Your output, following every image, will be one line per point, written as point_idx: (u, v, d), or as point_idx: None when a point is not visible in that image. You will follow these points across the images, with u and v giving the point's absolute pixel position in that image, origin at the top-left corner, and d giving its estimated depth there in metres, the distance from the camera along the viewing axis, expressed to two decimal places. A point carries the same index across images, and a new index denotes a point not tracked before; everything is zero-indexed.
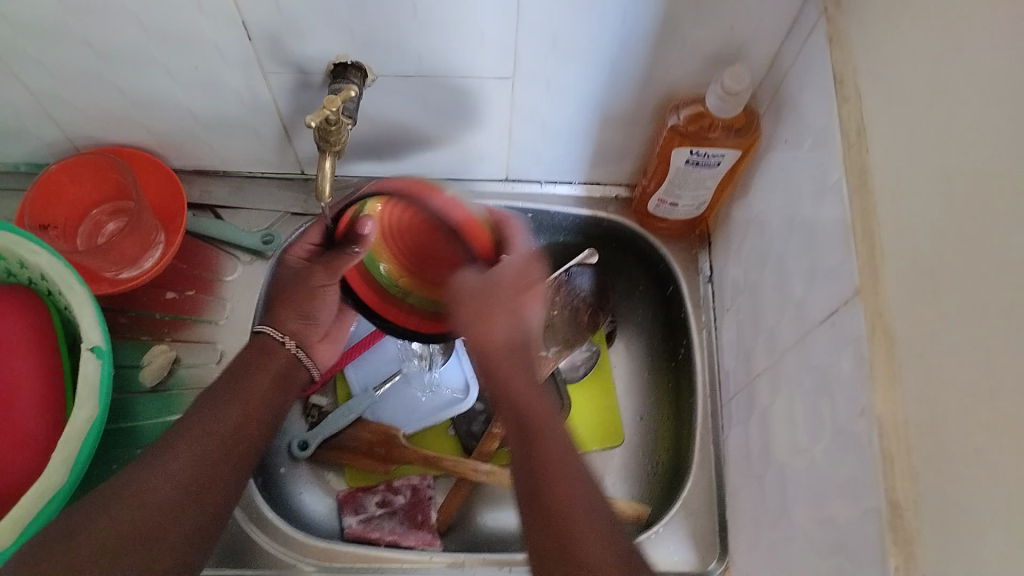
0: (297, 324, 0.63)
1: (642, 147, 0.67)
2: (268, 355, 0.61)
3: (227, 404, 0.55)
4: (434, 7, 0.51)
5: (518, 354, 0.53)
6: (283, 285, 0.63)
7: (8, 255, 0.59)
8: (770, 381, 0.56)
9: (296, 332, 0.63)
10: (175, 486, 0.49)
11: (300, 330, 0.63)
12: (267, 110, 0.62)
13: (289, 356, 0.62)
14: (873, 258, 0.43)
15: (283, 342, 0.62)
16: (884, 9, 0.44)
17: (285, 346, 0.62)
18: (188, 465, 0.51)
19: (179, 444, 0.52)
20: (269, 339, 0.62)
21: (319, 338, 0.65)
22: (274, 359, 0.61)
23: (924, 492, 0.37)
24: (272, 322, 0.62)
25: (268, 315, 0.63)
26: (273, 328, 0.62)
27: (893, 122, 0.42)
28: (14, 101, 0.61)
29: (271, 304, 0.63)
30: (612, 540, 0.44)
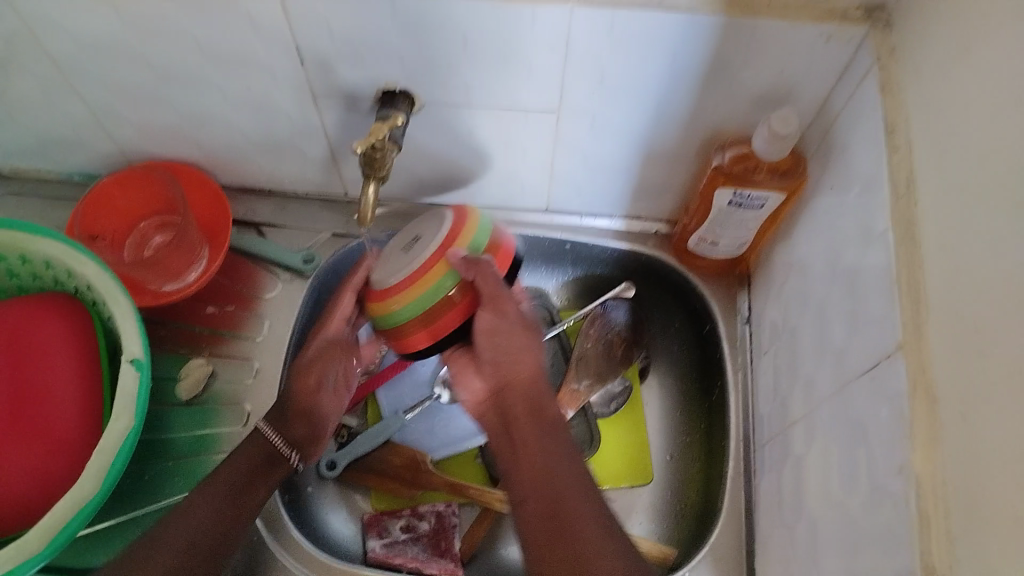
0: (301, 434, 0.62)
1: (684, 185, 0.66)
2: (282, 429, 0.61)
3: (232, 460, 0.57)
4: (483, 40, 0.51)
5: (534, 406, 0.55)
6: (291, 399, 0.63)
7: (57, 264, 0.61)
8: (806, 429, 0.54)
9: (301, 439, 0.62)
10: (199, 529, 0.52)
11: (303, 440, 0.63)
12: (315, 132, 0.63)
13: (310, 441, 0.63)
14: (918, 314, 0.41)
15: (289, 457, 0.60)
16: (941, 60, 0.43)
17: (290, 461, 0.60)
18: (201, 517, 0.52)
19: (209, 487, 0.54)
20: (274, 447, 0.59)
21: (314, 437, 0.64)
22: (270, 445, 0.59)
23: (962, 558, 0.35)
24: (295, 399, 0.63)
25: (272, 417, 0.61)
26: (278, 436, 0.60)
27: (944, 177, 0.41)
28: (72, 112, 0.63)
29: (280, 412, 0.62)
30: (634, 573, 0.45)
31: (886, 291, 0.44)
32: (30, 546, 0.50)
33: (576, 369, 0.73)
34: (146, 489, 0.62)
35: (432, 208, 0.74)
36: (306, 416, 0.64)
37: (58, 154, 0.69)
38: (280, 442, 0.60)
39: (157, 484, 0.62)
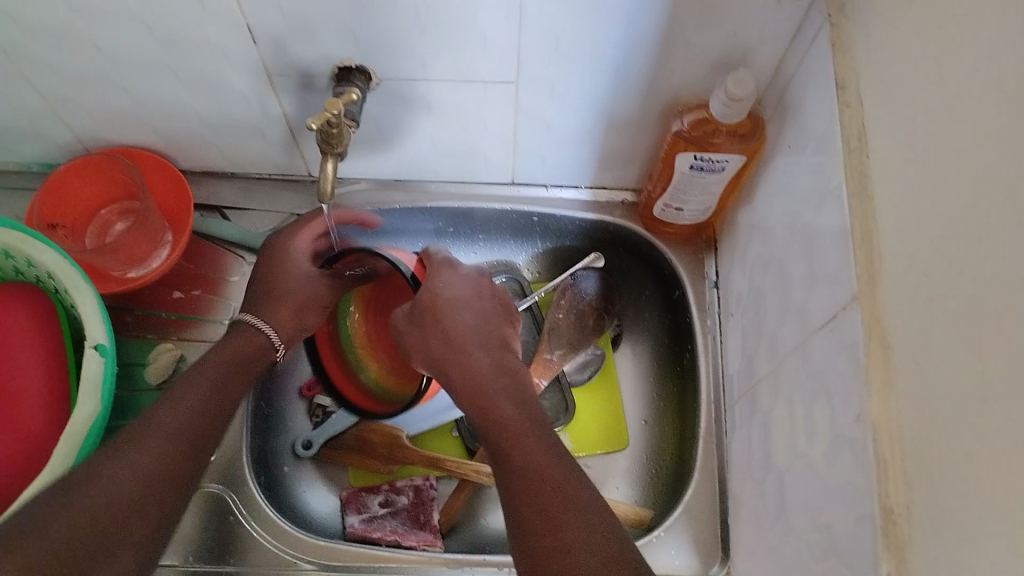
0: (292, 330, 0.63)
1: (648, 152, 0.67)
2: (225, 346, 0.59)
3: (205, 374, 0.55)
4: (436, 12, 0.51)
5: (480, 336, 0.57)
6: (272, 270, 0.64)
7: (16, 254, 0.60)
8: (772, 387, 0.55)
9: (285, 323, 0.63)
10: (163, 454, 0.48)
11: (293, 335, 0.63)
12: (274, 113, 0.62)
13: (267, 348, 0.61)
14: (873, 267, 0.42)
15: (276, 346, 0.62)
16: (890, 16, 0.43)
17: (275, 351, 0.62)
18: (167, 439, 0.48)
19: (135, 440, 0.47)
20: (255, 329, 0.62)
21: (297, 328, 0.64)
22: (241, 338, 0.60)
23: (917, 497, 0.36)
24: (270, 317, 0.62)
25: (255, 305, 0.63)
26: (260, 321, 0.62)
27: (895, 130, 0.41)
28: (25, 102, 0.62)
29: (260, 292, 0.64)
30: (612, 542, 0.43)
31: (842, 247, 0.45)
32: None
33: (548, 340, 0.73)
34: None
35: (398, 185, 0.74)
36: (298, 308, 0.63)
37: (13, 143, 0.68)
38: (270, 332, 0.62)
39: None
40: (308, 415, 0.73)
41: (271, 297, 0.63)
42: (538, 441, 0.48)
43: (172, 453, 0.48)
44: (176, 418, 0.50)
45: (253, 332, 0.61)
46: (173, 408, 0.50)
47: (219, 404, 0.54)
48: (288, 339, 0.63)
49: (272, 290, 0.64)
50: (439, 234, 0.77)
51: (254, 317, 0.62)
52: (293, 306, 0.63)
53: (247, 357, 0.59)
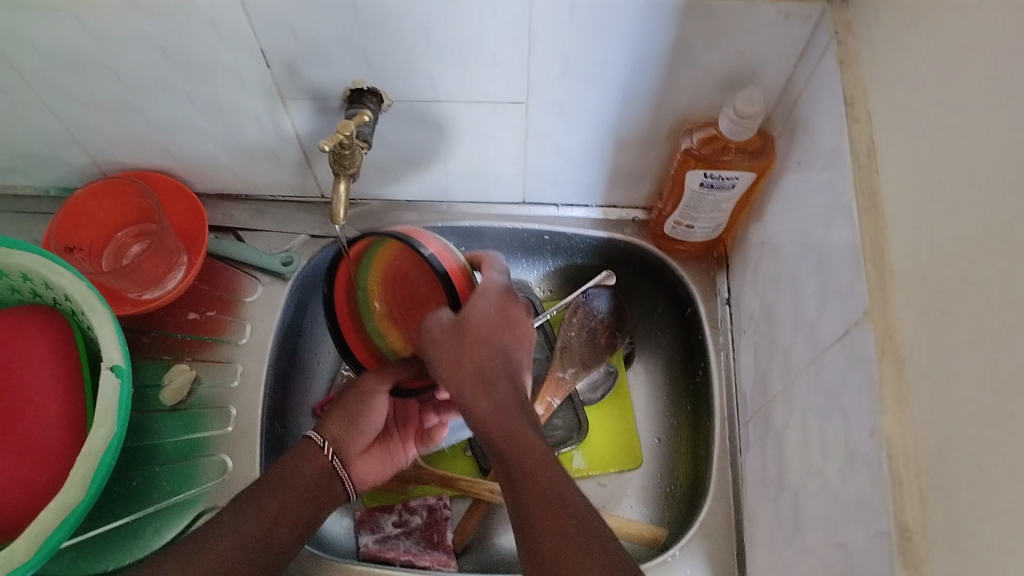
0: (340, 428, 0.62)
1: (658, 170, 0.67)
2: (303, 463, 0.59)
3: (296, 474, 0.58)
4: (447, 34, 0.52)
5: (501, 369, 0.52)
6: (344, 398, 0.63)
7: (33, 277, 0.60)
8: (785, 404, 0.55)
9: (338, 437, 0.62)
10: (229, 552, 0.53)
11: (343, 435, 0.62)
12: (287, 135, 0.63)
13: (327, 466, 0.60)
14: (885, 282, 0.42)
15: (322, 447, 0.60)
16: (896, 33, 0.43)
17: (324, 452, 0.60)
18: (230, 538, 0.54)
19: (211, 536, 0.53)
20: (313, 443, 0.60)
21: (359, 451, 0.63)
22: (311, 462, 0.59)
23: (933, 516, 0.36)
24: (317, 426, 0.62)
25: (317, 422, 0.62)
26: (317, 434, 0.61)
27: (904, 145, 0.41)
28: (44, 127, 0.63)
29: (327, 412, 0.64)
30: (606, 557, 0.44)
31: (852, 262, 0.45)
32: (19, 555, 0.50)
33: (560, 359, 0.73)
34: (131, 497, 0.62)
35: (410, 205, 0.74)
36: (344, 416, 0.63)
37: (33, 168, 0.69)
38: (320, 441, 0.61)
39: (149, 491, 0.63)
40: None
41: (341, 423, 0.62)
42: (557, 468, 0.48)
43: (241, 557, 0.53)
44: (258, 515, 0.55)
45: (309, 443, 0.60)
46: (248, 508, 0.55)
47: (306, 499, 0.57)
48: (346, 452, 0.62)
49: (353, 415, 0.63)
50: None
51: (314, 433, 0.61)
52: (347, 420, 0.62)
53: (319, 478, 0.59)
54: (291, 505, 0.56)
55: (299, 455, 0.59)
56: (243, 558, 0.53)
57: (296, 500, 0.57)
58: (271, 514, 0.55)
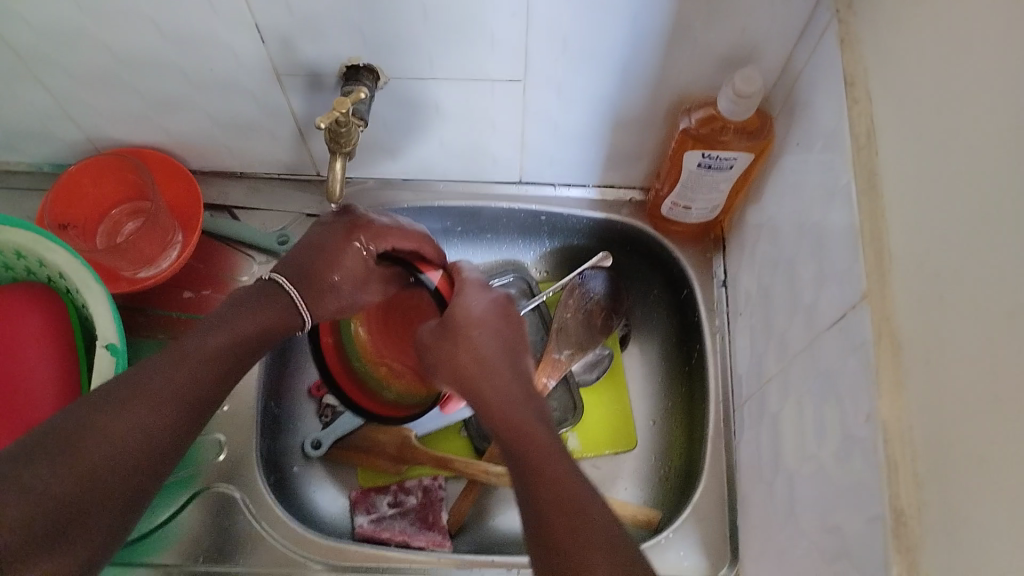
0: (315, 292, 0.60)
1: (655, 151, 0.67)
2: (256, 298, 0.57)
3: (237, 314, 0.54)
4: (443, 9, 0.51)
5: (500, 355, 0.57)
6: (301, 255, 0.60)
7: (28, 254, 0.60)
8: (781, 386, 0.55)
9: (313, 290, 0.60)
10: (127, 454, 0.43)
11: (317, 298, 0.60)
12: (283, 112, 0.63)
13: (294, 323, 0.58)
14: (882, 264, 0.42)
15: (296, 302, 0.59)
16: (897, 12, 0.43)
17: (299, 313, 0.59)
18: (162, 403, 0.46)
19: (147, 373, 0.47)
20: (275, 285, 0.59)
21: (324, 290, 0.60)
22: (261, 302, 0.57)
23: (927, 499, 0.36)
24: (294, 278, 0.59)
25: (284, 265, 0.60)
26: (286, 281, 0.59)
27: (904, 126, 0.41)
28: (37, 103, 0.62)
29: (291, 258, 0.61)
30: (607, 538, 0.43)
31: (850, 244, 0.45)
32: None
33: (557, 339, 0.73)
34: None
35: (406, 185, 0.74)
36: (323, 272, 0.60)
37: (26, 145, 0.69)
38: (294, 292, 0.59)
39: None
40: (318, 415, 0.73)
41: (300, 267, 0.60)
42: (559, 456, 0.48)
43: (184, 406, 0.47)
44: (205, 351, 0.50)
45: (276, 291, 0.58)
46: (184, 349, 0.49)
47: (249, 341, 0.53)
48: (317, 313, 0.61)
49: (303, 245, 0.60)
50: (447, 235, 0.77)
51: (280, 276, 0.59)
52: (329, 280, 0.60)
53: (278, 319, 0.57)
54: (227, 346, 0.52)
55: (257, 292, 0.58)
56: (163, 424, 0.45)
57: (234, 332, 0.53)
58: (194, 380, 0.48)
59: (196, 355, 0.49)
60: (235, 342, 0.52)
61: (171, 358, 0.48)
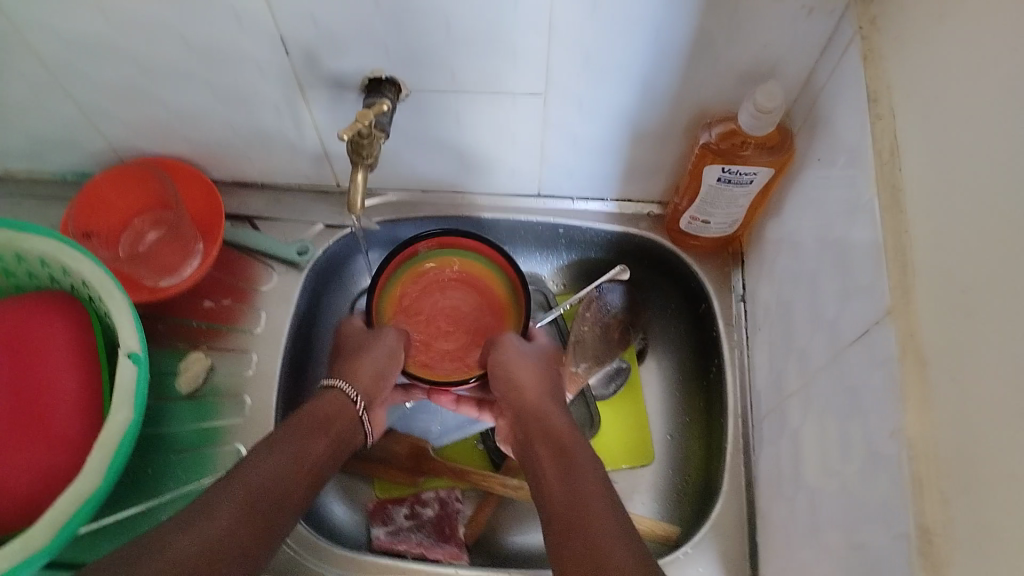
0: (368, 383, 0.63)
1: (675, 164, 0.67)
2: (321, 410, 0.59)
3: (276, 450, 0.53)
4: (466, 22, 0.51)
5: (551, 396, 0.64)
6: (346, 344, 0.67)
7: (52, 263, 0.61)
8: (802, 401, 0.55)
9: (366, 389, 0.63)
10: (202, 542, 0.45)
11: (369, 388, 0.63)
12: (305, 123, 0.63)
13: (355, 418, 0.61)
14: (907, 279, 0.41)
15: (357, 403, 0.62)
16: (921, 28, 0.43)
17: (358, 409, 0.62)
18: (236, 510, 0.47)
19: (232, 482, 0.49)
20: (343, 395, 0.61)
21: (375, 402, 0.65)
22: (325, 401, 0.60)
23: (955, 517, 0.36)
24: (347, 378, 0.62)
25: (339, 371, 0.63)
26: (347, 386, 0.62)
27: (928, 142, 0.41)
28: (63, 113, 0.63)
29: (340, 364, 0.65)
30: None
31: (874, 259, 0.44)
32: (36, 540, 0.50)
33: (573, 353, 0.73)
34: (145, 485, 0.62)
35: (427, 197, 0.74)
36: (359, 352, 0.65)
37: (51, 155, 0.70)
38: (348, 388, 0.62)
39: (159, 476, 0.63)
40: None
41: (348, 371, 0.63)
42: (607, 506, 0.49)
43: (240, 523, 0.47)
44: (304, 424, 0.56)
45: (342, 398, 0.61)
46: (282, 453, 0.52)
47: (317, 434, 0.56)
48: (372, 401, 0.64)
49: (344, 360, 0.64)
50: None
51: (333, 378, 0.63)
52: (375, 364, 0.64)
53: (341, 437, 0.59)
54: (304, 442, 0.55)
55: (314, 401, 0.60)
56: (243, 518, 0.47)
57: (288, 460, 0.53)
58: (270, 487, 0.50)
59: (268, 469, 0.51)
60: (302, 474, 0.53)
61: (263, 455, 0.52)
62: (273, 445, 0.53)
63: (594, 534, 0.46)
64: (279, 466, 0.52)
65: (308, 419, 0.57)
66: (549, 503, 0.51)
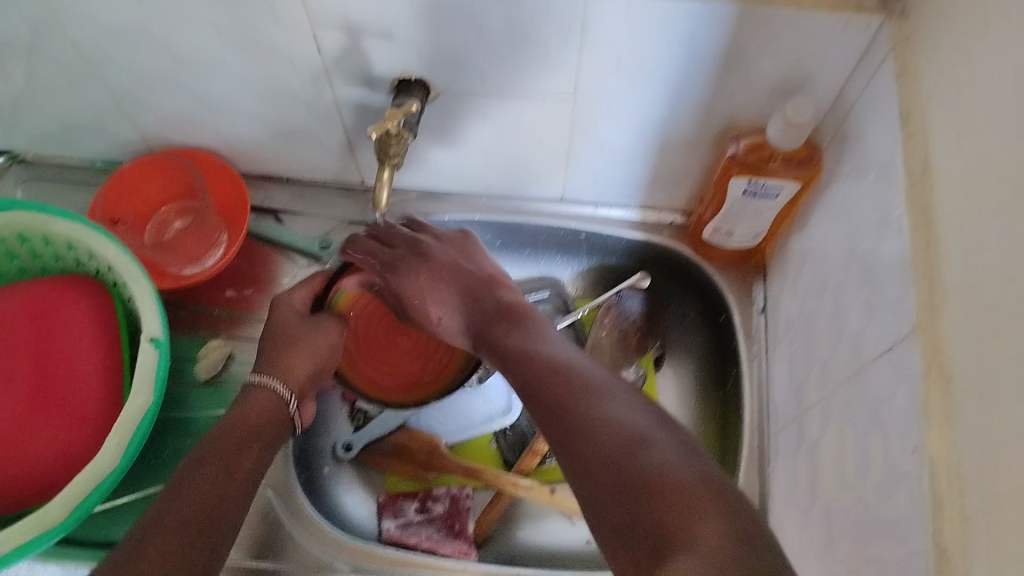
0: (304, 380, 0.58)
1: (700, 174, 0.66)
2: (248, 405, 0.54)
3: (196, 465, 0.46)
4: (499, 24, 0.51)
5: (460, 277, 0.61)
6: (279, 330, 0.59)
7: (79, 246, 0.62)
8: (821, 415, 0.54)
9: (300, 384, 0.58)
10: (177, 539, 0.41)
11: (305, 386, 0.59)
12: (333, 119, 0.63)
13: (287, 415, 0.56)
14: (935, 300, 0.41)
15: (289, 401, 0.56)
16: (958, 48, 0.42)
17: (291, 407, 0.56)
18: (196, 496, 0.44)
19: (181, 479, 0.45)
20: (275, 392, 0.56)
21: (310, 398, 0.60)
22: (257, 402, 0.55)
23: (973, 542, 0.35)
24: (283, 376, 0.57)
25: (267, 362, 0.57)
26: (282, 385, 0.56)
27: (959, 165, 0.41)
28: (95, 100, 0.64)
29: (269, 352, 0.58)
30: (712, 499, 0.37)
31: (902, 278, 0.44)
32: (54, 520, 0.51)
33: (590, 358, 0.74)
34: (160, 469, 0.63)
35: (451, 196, 0.74)
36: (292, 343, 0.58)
37: (81, 141, 0.71)
38: (282, 387, 0.56)
39: (176, 461, 0.63)
40: (349, 418, 0.73)
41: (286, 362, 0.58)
42: (610, 402, 0.45)
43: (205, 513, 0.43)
44: (236, 423, 0.51)
45: (274, 395, 0.56)
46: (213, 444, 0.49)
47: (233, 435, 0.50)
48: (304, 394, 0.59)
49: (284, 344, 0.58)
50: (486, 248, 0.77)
51: (263, 373, 0.57)
52: (313, 358, 0.59)
53: (266, 427, 0.53)
54: (227, 454, 0.48)
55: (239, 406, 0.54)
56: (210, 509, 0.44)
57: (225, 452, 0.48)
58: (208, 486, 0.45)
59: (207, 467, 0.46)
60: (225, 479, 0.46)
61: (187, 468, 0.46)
62: (190, 471, 0.46)
63: (590, 415, 0.44)
64: (197, 497, 0.44)
65: (228, 436, 0.50)
66: (529, 376, 0.50)
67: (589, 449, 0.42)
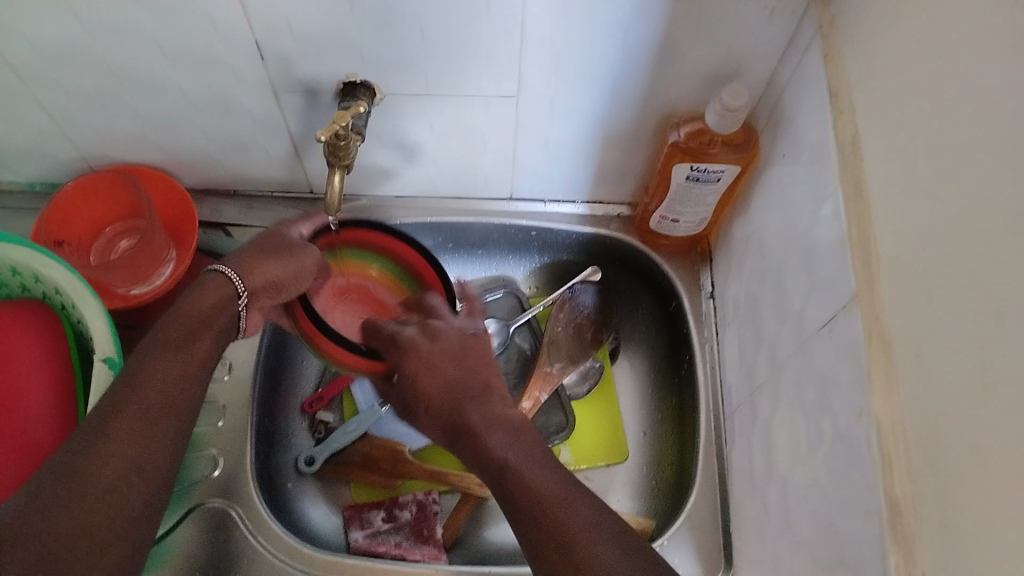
0: (260, 279, 0.55)
1: (643, 166, 0.69)
2: (206, 312, 0.53)
3: (149, 373, 0.47)
4: (442, 28, 0.53)
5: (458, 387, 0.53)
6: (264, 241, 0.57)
7: (22, 271, 0.60)
8: (772, 391, 0.56)
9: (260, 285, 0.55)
10: (141, 439, 0.44)
11: (262, 289, 0.55)
12: (279, 128, 0.63)
13: (233, 315, 0.54)
14: (872, 266, 0.43)
15: (238, 290, 0.55)
16: (878, 26, 0.45)
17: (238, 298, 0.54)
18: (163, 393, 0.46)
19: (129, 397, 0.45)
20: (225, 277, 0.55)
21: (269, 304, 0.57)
22: (220, 311, 0.53)
23: (923, 489, 0.37)
24: (238, 267, 0.55)
25: (235, 258, 0.56)
26: (233, 272, 0.55)
27: (886, 135, 0.43)
28: (32, 121, 0.63)
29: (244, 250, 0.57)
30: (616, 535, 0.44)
31: (839, 248, 0.46)
32: None
33: (548, 353, 0.73)
34: None
35: (398, 201, 0.75)
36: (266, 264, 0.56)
37: (18, 164, 0.69)
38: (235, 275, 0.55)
39: None
40: (310, 431, 0.73)
41: (270, 287, 0.56)
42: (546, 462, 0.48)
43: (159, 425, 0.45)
44: (118, 445, 0.43)
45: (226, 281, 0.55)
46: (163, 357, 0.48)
47: (213, 313, 0.53)
48: (258, 298, 0.56)
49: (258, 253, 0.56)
50: (437, 252, 0.78)
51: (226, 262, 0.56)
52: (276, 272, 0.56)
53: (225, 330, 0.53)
54: (171, 376, 0.47)
55: (184, 325, 0.51)
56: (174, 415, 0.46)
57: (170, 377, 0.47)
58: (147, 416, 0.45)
59: (154, 380, 0.46)
60: (181, 400, 0.47)
61: (137, 377, 0.46)
62: (144, 375, 0.47)
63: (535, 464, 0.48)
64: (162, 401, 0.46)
65: (176, 326, 0.50)
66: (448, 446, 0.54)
67: (481, 448, 0.49)
